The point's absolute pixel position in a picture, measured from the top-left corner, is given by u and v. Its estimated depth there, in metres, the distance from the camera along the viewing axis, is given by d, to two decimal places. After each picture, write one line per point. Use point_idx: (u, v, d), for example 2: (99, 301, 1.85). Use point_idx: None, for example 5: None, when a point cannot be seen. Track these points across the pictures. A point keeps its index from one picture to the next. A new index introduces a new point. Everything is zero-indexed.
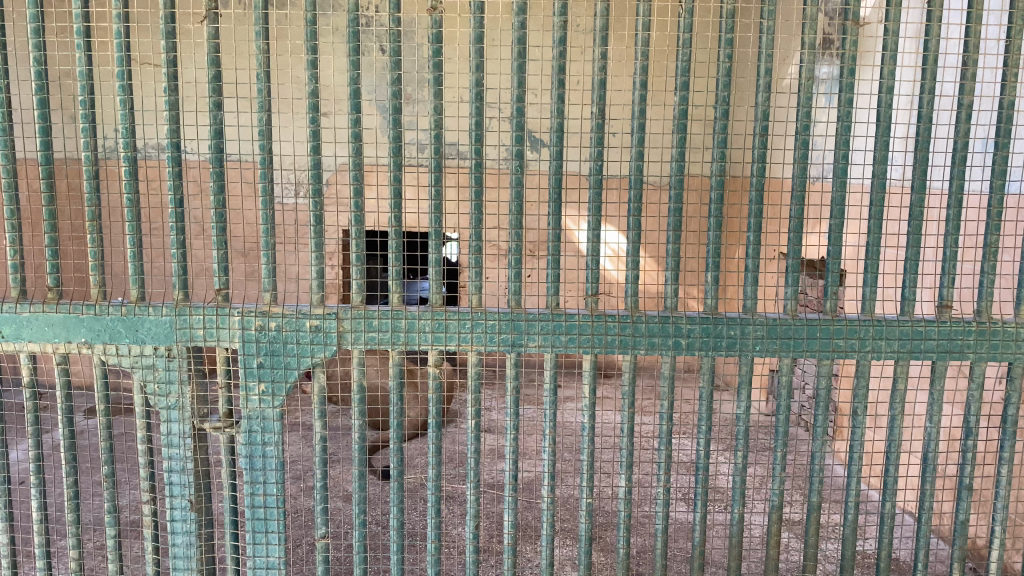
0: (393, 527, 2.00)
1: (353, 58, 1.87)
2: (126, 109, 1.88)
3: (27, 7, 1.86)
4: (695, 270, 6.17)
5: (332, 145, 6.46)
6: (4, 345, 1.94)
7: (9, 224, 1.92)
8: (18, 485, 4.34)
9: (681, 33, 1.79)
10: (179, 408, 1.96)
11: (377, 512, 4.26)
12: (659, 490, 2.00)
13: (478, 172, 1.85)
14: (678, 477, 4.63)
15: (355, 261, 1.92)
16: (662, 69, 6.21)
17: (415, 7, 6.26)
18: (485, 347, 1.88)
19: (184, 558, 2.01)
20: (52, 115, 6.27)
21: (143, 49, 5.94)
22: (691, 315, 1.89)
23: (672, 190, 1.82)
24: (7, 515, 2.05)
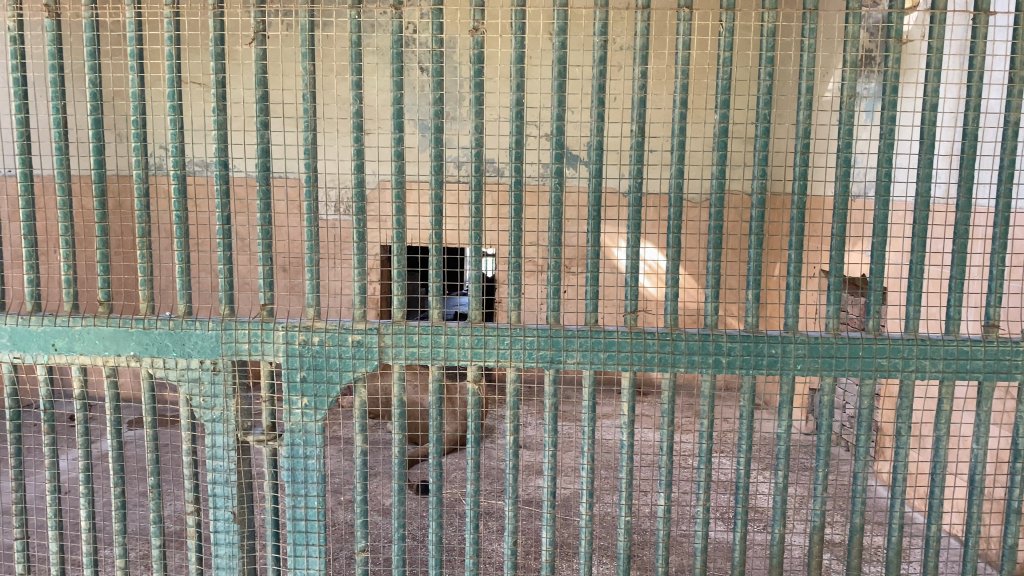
0: (431, 542, 2.00)
1: (396, 79, 1.91)
2: (177, 129, 1.93)
3: (84, 29, 1.93)
4: (735, 288, 6.15)
5: (375, 162, 6.57)
6: (56, 358, 2.00)
7: (63, 240, 1.98)
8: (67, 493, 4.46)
9: (722, 52, 1.80)
10: (224, 420, 1.99)
11: (414, 527, 4.30)
12: (699, 509, 1.97)
13: (518, 190, 1.86)
14: (719, 496, 4.60)
15: (396, 278, 1.95)
16: (703, 87, 6.22)
17: (458, 27, 6.36)
18: (524, 363, 1.89)
19: (226, 569, 2.04)
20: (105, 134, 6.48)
21: (194, 71, 6.13)
22: (731, 332, 1.88)
23: (712, 208, 1.83)
24: (57, 523, 2.11)
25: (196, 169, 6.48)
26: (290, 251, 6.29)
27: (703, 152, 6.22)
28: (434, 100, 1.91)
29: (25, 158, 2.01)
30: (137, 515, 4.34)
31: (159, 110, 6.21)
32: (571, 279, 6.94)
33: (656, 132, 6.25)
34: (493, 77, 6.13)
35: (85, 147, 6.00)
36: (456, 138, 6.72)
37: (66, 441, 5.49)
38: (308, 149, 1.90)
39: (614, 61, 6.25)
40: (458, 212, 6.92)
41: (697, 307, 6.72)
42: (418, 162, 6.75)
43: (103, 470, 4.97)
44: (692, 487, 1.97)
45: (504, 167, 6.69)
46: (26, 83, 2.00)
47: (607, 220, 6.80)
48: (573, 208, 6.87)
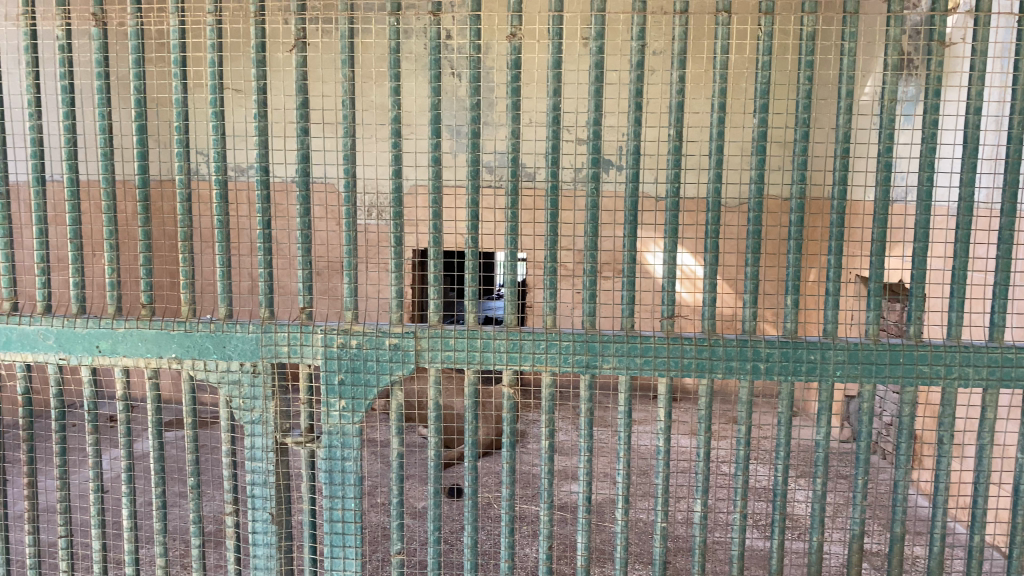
0: (467, 546, 2.01)
1: (434, 85, 1.93)
2: (218, 134, 1.96)
3: (130, 37, 1.97)
4: (773, 294, 6.10)
5: (412, 167, 6.61)
6: (100, 360, 2.04)
7: (108, 243, 2.02)
8: (108, 492, 4.55)
9: (761, 56, 1.79)
10: (263, 422, 2.01)
11: (450, 530, 4.32)
12: (735, 516, 1.96)
13: (555, 194, 1.87)
14: (756, 505, 4.55)
15: (432, 282, 1.96)
16: (741, 92, 6.18)
17: (494, 33, 6.38)
18: (559, 368, 1.89)
19: (264, 569, 2.06)
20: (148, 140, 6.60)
21: (236, 78, 6.23)
22: (770, 338, 1.87)
23: (751, 212, 1.82)
24: (100, 522, 2.14)
25: (235, 175, 6.58)
26: (327, 255, 6.35)
27: (741, 157, 6.18)
28: (472, 106, 1.92)
29: (72, 164, 2.06)
30: (177, 514, 4.40)
31: (201, 116, 6.32)
32: (607, 283, 6.92)
33: (693, 137, 6.22)
34: (529, 83, 6.15)
35: (128, 153, 6.12)
36: (491, 144, 6.75)
37: (108, 441, 5.59)
38: (347, 155, 1.92)
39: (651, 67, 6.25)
40: (494, 216, 6.94)
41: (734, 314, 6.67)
42: (455, 166, 6.78)
43: (145, 469, 5.06)
44: (729, 494, 1.95)
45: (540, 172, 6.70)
46: (74, 90, 2.05)
47: (644, 225, 6.78)
48: (609, 214, 6.85)
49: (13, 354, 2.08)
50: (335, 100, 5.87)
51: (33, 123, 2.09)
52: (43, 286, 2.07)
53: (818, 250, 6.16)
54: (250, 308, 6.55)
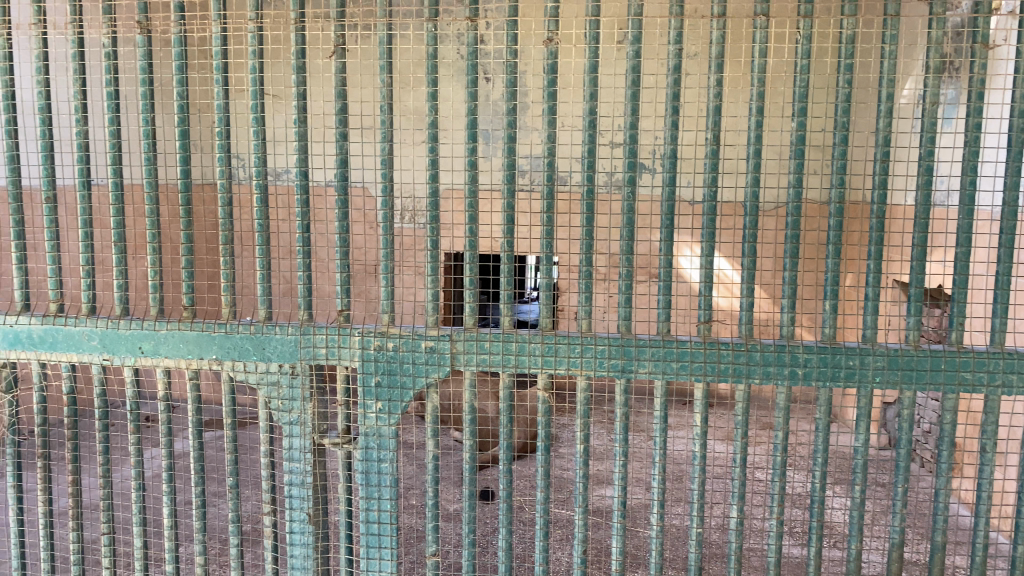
0: (502, 549, 2.02)
1: (471, 89, 1.94)
2: (259, 139, 1.99)
3: (173, 44, 2.01)
4: (812, 299, 6.03)
5: (448, 172, 6.64)
6: (143, 361, 2.08)
7: (151, 246, 2.06)
8: (150, 489, 4.63)
9: (800, 59, 1.78)
10: (301, 423, 2.04)
11: (484, 532, 4.33)
12: (772, 522, 1.94)
13: (591, 198, 1.87)
14: (793, 512, 4.50)
15: (468, 285, 1.97)
16: (780, 95, 6.14)
17: (531, 38, 6.40)
18: (595, 372, 1.89)
19: (300, 569, 2.08)
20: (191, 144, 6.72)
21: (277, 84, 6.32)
22: (808, 343, 1.85)
23: (789, 217, 1.81)
24: (141, 519, 2.18)
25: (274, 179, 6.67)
26: (363, 258, 6.41)
27: (779, 161, 6.13)
28: (508, 110, 1.93)
29: (117, 168, 2.10)
30: (215, 513, 4.47)
31: (241, 121, 6.42)
32: (644, 288, 6.89)
33: (731, 141, 6.18)
34: (565, 87, 6.16)
35: (171, 157, 6.24)
36: (527, 147, 6.76)
37: (149, 441, 5.69)
38: (385, 159, 1.94)
39: (689, 70, 6.22)
40: (530, 220, 6.95)
41: (772, 318, 6.60)
42: (491, 170, 6.80)
43: (184, 468, 5.14)
44: (766, 500, 1.93)
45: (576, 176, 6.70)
46: (119, 96, 2.09)
47: (681, 229, 6.75)
48: (645, 217, 6.82)
49: (58, 355, 2.13)
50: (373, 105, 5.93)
51: (80, 128, 2.14)
52: (88, 288, 2.12)
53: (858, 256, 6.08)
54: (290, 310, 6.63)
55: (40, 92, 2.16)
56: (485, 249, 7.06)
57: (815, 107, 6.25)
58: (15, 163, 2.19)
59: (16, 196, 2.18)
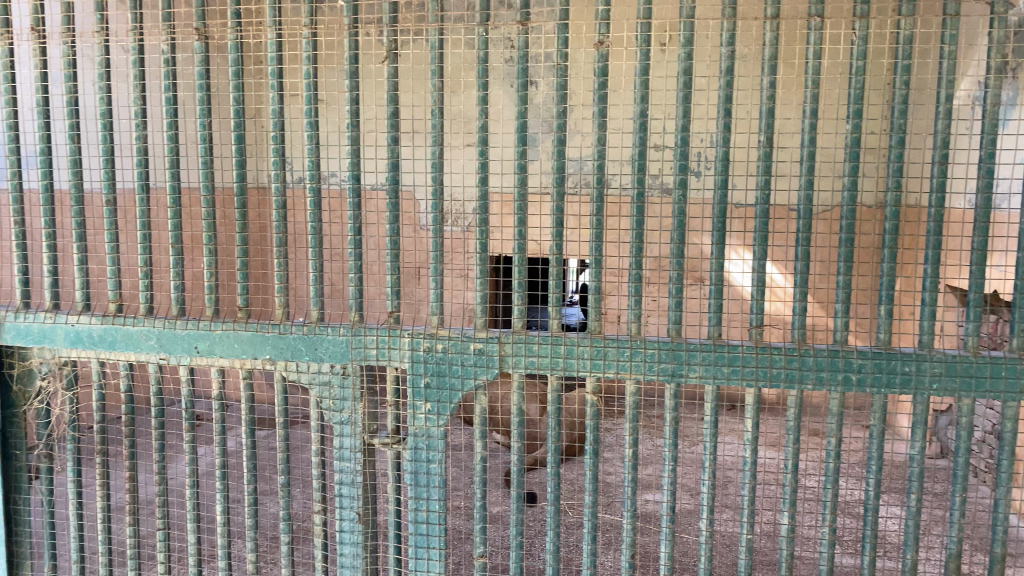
0: (549, 551, 2.02)
1: (522, 93, 1.95)
2: (313, 144, 2.02)
3: (230, 50, 2.05)
4: (867, 304, 5.91)
5: (497, 175, 6.66)
6: (199, 360, 2.13)
7: (207, 248, 2.10)
8: (204, 485, 4.72)
9: (855, 61, 1.76)
10: (351, 423, 2.06)
11: (531, 535, 4.32)
12: (825, 531, 1.91)
13: (641, 201, 1.86)
14: (846, 521, 4.41)
15: (517, 288, 1.98)
16: (835, 97, 6.03)
17: (582, 41, 6.39)
18: (644, 376, 1.88)
19: (350, 568, 2.11)
20: (247, 148, 6.85)
21: (328, 89, 6.40)
22: (862, 349, 1.82)
23: (843, 220, 1.78)
24: (195, 516, 2.23)
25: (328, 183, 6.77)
26: (412, 261, 6.46)
27: (835, 164, 6.02)
28: (559, 113, 1.93)
29: (175, 171, 2.15)
30: (268, 509, 4.54)
31: (295, 125, 6.52)
32: (695, 292, 6.83)
33: (785, 143, 6.09)
34: (617, 90, 6.13)
35: (226, 161, 6.36)
36: (577, 150, 6.75)
37: (202, 439, 5.80)
38: (436, 163, 1.96)
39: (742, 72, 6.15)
40: (579, 224, 6.93)
41: (826, 322, 6.49)
42: (541, 173, 6.79)
43: (236, 465, 5.23)
44: (818, 508, 1.91)
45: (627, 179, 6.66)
46: (177, 101, 2.14)
47: (733, 233, 6.67)
48: (696, 219, 6.76)
49: (117, 354, 2.19)
50: (423, 109, 5.97)
51: (139, 133, 2.20)
52: (146, 289, 2.17)
53: (915, 259, 5.95)
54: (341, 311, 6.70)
55: (102, 98, 2.22)
56: (534, 252, 7.05)
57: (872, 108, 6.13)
58: (77, 167, 2.25)
59: (78, 199, 2.24)
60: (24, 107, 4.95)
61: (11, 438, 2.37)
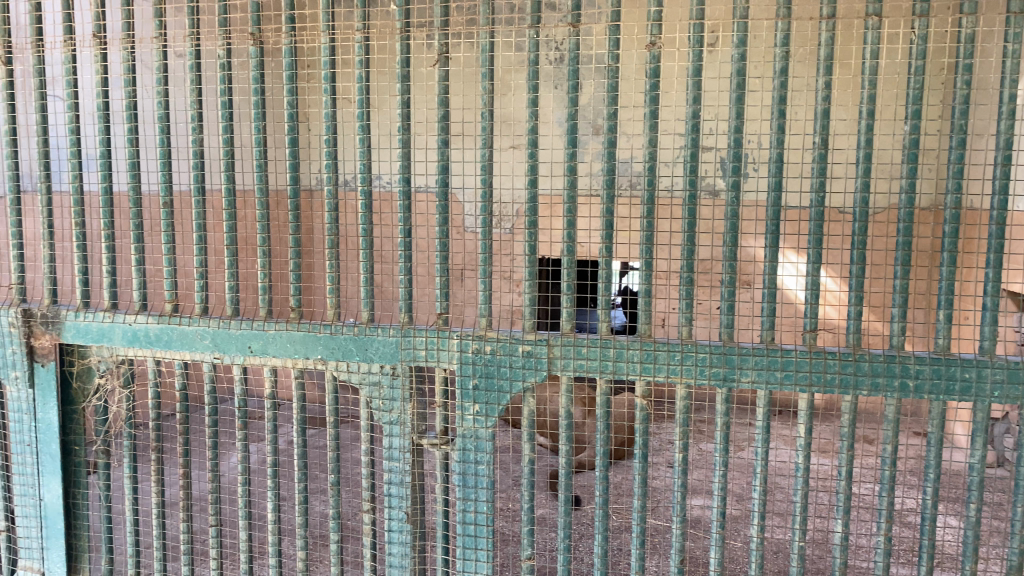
0: (597, 554, 2.01)
1: (573, 95, 1.95)
2: (365, 146, 2.04)
3: (284, 54, 2.08)
4: (925, 308, 5.77)
5: (546, 177, 6.67)
6: (252, 359, 2.17)
7: (261, 250, 2.14)
8: (255, 481, 4.80)
9: (914, 61, 1.72)
10: (400, 423, 2.08)
11: (579, 537, 4.30)
12: (880, 539, 1.87)
13: (693, 203, 1.84)
14: (902, 530, 4.30)
15: (565, 291, 1.98)
16: (893, 97, 5.91)
17: (634, 43, 6.36)
18: (695, 380, 1.87)
19: (398, 568, 2.13)
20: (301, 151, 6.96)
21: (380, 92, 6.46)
22: (920, 355, 1.78)
23: (901, 223, 1.75)
24: (246, 514, 2.26)
25: (381, 186, 6.85)
26: (461, 263, 6.49)
27: (892, 165, 5.89)
28: (609, 114, 1.93)
29: (230, 174, 2.19)
30: (318, 506, 4.60)
31: (347, 129, 6.60)
32: (746, 295, 6.75)
33: (840, 145, 5.98)
34: (668, 91, 6.08)
35: (280, 165, 6.47)
36: (627, 152, 6.72)
37: (254, 437, 5.90)
38: (485, 166, 1.97)
39: (796, 72, 6.07)
40: (629, 225, 6.90)
41: (881, 327, 6.37)
42: (591, 175, 6.77)
43: (286, 463, 5.31)
44: (873, 516, 1.87)
45: (678, 181, 6.60)
46: (232, 106, 2.18)
47: (787, 235, 6.58)
48: (748, 222, 6.67)
49: (172, 353, 2.24)
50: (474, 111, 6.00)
51: (196, 136, 2.24)
52: (201, 290, 2.22)
53: (974, 263, 5.79)
54: (390, 312, 6.76)
55: (160, 102, 2.27)
56: (584, 255, 7.03)
57: (929, 109, 6.01)
58: (136, 170, 2.31)
59: (136, 201, 2.29)
60: (85, 112, 5.10)
61: (71, 434, 2.43)
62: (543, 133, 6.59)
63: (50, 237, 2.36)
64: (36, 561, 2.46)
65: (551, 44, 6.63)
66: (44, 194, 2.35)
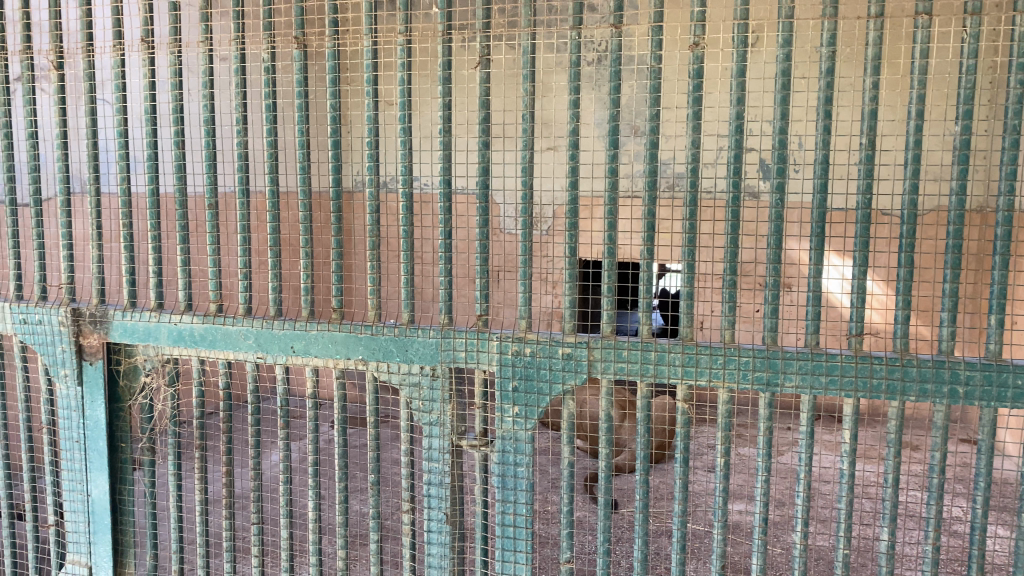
0: (637, 558, 2.00)
1: (614, 96, 1.94)
2: (406, 149, 2.05)
3: (327, 57, 2.10)
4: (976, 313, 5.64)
5: (586, 178, 6.66)
6: (294, 359, 2.19)
7: (303, 251, 2.16)
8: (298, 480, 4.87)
9: (966, 60, 1.69)
10: (440, 424, 2.09)
11: (619, 541, 4.29)
12: (928, 548, 1.83)
13: (737, 205, 1.82)
14: (950, 540, 4.20)
15: (606, 293, 1.97)
16: (943, 97, 5.79)
17: (676, 45, 6.32)
18: (738, 384, 1.85)
19: (437, 568, 2.14)
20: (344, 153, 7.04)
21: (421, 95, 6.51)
22: (970, 360, 1.74)
23: (951, 225, 1.71)
24: (287, 512, 2.28)
25: (423, 187, 6.91)
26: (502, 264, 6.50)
27: (942, 166, 5.78)
28: (652, 116, 1.91)
29: (274, 176, 2.22)
30: (359, 506, 4.65)
31: (389, 131, 6.66)
32: (790, 298, 6.66)
33: (888, 146, 5.88)
34: (711, 93, 6.04)
35: (323, 167, 6.55)
36: (669, 153, 6.68)
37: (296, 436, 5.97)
38: (525, 168, 1.97)
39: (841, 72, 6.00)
40: (671, 227, 6.86)
41: (930, 331, 6.24)
42: (633, 176, 6.75)
43: (327, 463, 5.38)
44: (921, 525, 1.83)
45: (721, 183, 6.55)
46: (276, 109, 2.21)
47: (832, 238, 6.48)
48: (792, 224, 6.59)
49: (217, 352, 2.27)
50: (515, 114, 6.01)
51: (241, 139, 2.27)
52: (245, 290, 2.25)
53: None
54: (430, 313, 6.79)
55: (206, 105, 2.30)
56: (625, 256, 7.01)
57: (979, 109, 5.90)
58: (182, 171, 2.34)
59: (182, 203, 2.33)
60: (133, 115, 5.22)
61: (117, 431, 2.49)
62: (585, 135, 6.58)
63: (98, 238, 2.40)
64: (83, 555, 2.51)
65: (592, 45, 6.62)
66: (93, 196, 2.40)
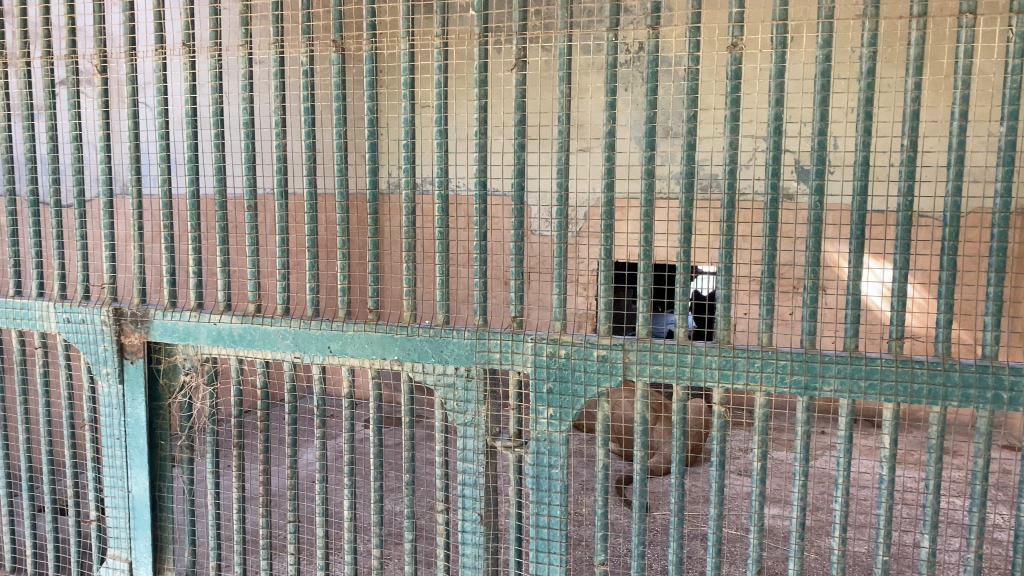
0: (672, 561, 1.99)
1: (650, 98, 1.93)
2: (442, 151, 2.07)
3: (364, 60, 2.12)
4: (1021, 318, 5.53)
5: (622, 180, 6.65)
6: (331, 359, 2.22)
7: (341, 252, 2.18)
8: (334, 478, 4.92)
9: (1011, 59, 1.65)
10: (475, 425, 2.10)
11: (653, 543, 4.27)
12: (970, 556, 1.80)
13: (775, 206, 1.81)
14: (993, 548, 4.12)
15: (641, 294, 1.96)
16: (987, 98, 5.69)
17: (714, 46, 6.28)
18: (775, 387, 1.83)
19: (471, 568, 2.15)
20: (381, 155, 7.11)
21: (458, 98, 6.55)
22: (1015, 365, 1.70)
23: (996, 228, 1.67)
24: (323, 510, 2.31)
25: (459, 188, 6.96)
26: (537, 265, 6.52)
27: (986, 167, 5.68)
28: (688, 117, 1.91)
29: (312, 178, 2.24)
30: (394, 505, 4.68)
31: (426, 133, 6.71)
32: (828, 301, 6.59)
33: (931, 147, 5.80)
34: (748, 94, 6.01)
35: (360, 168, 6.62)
36: (706, 155, 6.65)
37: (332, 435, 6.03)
38: (561, 169, 1.97)
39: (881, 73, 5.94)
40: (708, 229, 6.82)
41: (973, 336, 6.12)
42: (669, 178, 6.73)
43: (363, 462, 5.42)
44: (963, 532, 1.80)
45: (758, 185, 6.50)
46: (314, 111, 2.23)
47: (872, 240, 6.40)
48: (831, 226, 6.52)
49: (255, 352, 2.30)
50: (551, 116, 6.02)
51: (279, 141, 2.30)
52: (283, 291, 2.28)
53: None
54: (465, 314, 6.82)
55: (245, 108, 2.34)
56: (660, 258, 6.98)
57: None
58: (221, 173, 2.38)
59: (222, 204, 2.37)
60: (175, 119, 5.32)
61: (157, 428, 2.53)
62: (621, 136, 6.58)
63: (140, 239, 2.45)
64: (124, 550, 2.56)
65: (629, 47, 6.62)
66: (135, 197, 2.45)
